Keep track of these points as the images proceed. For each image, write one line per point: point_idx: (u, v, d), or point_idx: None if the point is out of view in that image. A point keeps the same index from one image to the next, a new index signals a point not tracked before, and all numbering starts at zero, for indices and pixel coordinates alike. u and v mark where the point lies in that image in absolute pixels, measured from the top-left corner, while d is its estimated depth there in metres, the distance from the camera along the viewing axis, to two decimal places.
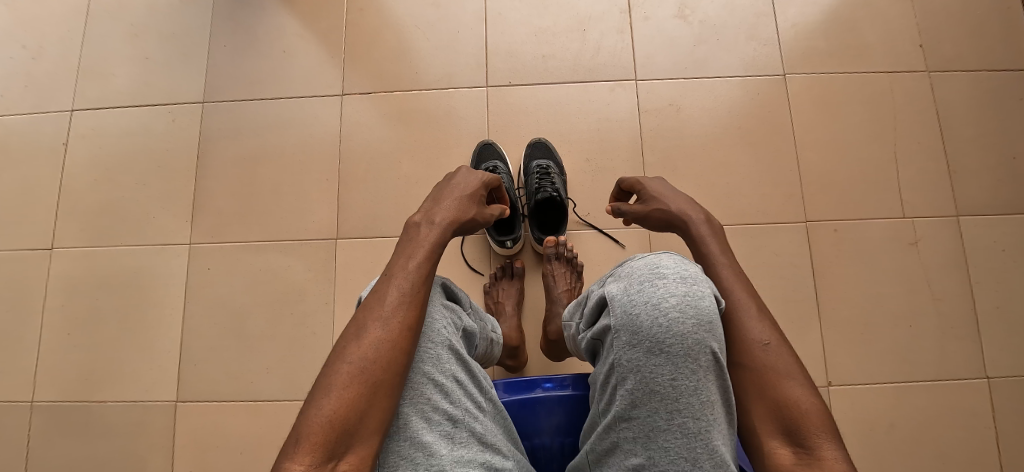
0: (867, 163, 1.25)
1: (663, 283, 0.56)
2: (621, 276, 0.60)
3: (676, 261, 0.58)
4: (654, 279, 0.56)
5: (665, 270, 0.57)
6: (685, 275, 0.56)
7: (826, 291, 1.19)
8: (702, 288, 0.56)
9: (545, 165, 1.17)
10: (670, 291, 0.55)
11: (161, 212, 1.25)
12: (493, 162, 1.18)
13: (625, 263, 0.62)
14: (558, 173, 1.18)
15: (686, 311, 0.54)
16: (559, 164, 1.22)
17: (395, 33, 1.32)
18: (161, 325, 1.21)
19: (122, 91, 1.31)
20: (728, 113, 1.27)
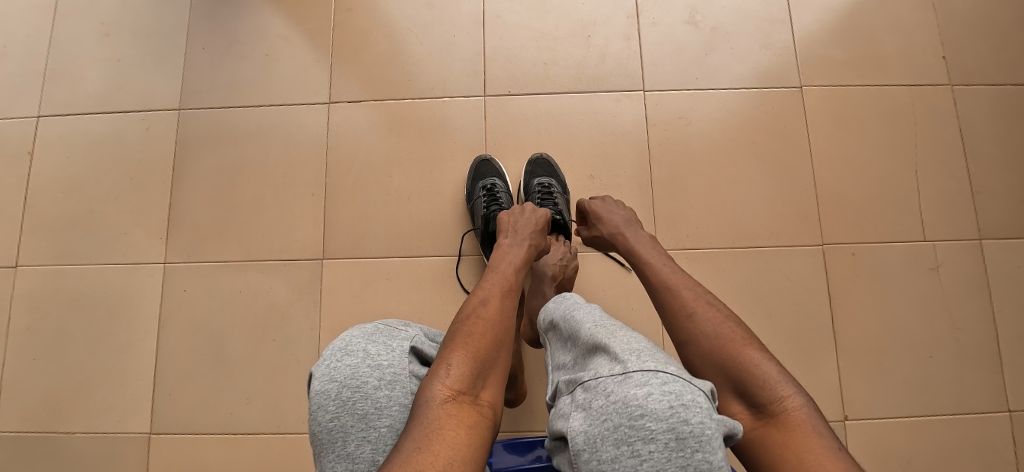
0: (886, 181, 1.18)
1: (648, 455, 0.45)
2: (597, 410, 0.49)
3: (667, 405, 0.46)
4: (637, 441, 0.45)
5: (654, 430, 0.45)
6: (681, 437, 0.45)
7: (843, 318, 1.12)
8: (709, 455, 0.44)
9: (547, 182, 1.11)
10: (656, 466, 0.44)
11: (133, 227, 1.16)
12: (492, 179, 1.12)
13: (605, 382, 0.51)
14: (561, 192, 1.12)
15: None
16: (562, 181, 1.14)
17: (386, 36, 1.23)
18: (133, 350, 1.13)
19: (92, 96, 1.22)
20: (741, 127, 1.19)
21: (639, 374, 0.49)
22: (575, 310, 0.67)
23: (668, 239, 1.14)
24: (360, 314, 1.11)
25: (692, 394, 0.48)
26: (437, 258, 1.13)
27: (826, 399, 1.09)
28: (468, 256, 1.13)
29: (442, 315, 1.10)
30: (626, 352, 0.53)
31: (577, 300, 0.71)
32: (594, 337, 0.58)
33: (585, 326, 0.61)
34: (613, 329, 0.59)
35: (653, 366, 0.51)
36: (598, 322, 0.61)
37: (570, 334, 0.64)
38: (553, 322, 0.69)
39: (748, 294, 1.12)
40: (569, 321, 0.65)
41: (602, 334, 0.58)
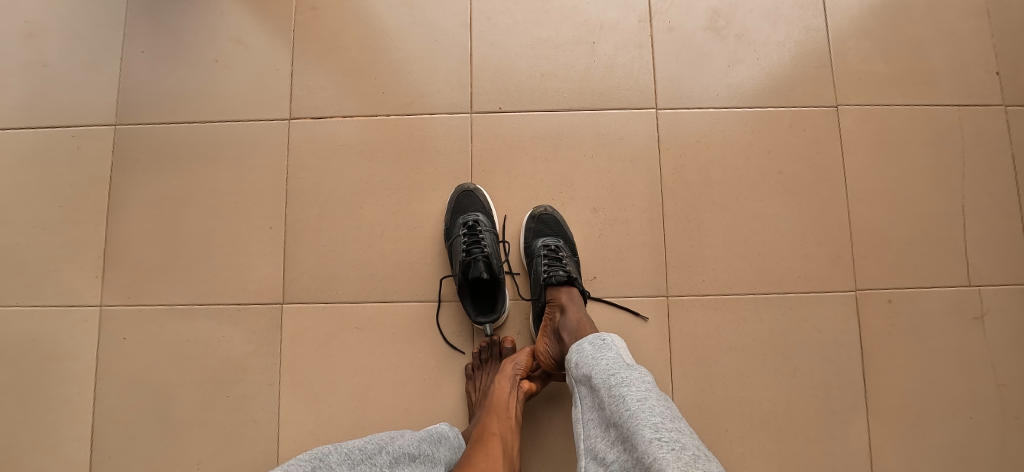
0: (926, 217, 1.05)
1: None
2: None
3: None
4: None
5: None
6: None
7: (873, 375, 1.00)
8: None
9: (553, 243, 0.95)
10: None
11: (64, 264, 1.00)
12: (475, 213, 0.97)
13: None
14: (569, 254, 0.97)
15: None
16: (570, 241, 0.98)
17: (358, 40, 1.05)
18: (63, 408, 0.97)
19: (12, 107, 1.04)
20: (766, 153, 1.04)
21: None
22: (623, 393, 0.62)
23: (680, 282, 1.00)
24: (327, 367, 0.97)
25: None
26: (415, 304, 0.99)
27: (853, 465, 0.97)
28: (449, 301, 0.99)
29: (422, 370, 0.97)
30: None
31: (632, 372, 0.65)
32: (659, 468, 0.52)
33: (647, 437, 0.56)
34: (681, 461, 0.52)
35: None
36: (658, 434, 0.56)
37: (620, 429, 0.60)
38: (597, 394, 0.66)
39: (769, 347, 0.99)
40: (620, 410, 0.61)
41: (670, 467, 0.52)
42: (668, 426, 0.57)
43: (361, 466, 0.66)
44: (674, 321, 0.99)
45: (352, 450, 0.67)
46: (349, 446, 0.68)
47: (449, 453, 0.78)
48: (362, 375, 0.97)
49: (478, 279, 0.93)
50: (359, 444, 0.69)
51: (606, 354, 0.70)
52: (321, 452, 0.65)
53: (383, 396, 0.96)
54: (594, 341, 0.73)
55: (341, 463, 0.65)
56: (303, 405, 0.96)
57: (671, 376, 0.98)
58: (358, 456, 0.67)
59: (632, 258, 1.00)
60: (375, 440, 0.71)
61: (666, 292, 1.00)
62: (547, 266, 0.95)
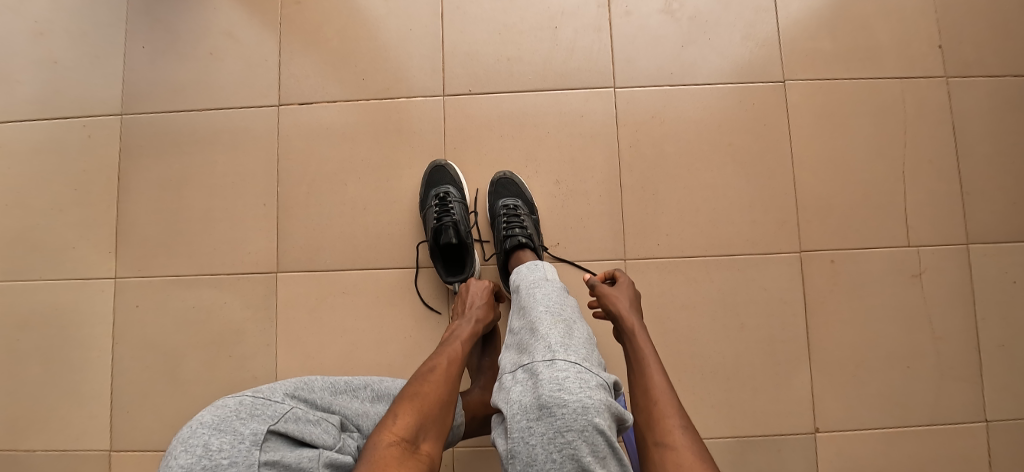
0: (869, 184, 1.12)
1: (562, 416, 0.63)
2: (531, 383, 0.67)
3: (580, 385, 0.65)
4: (554, 405, 0.63)
5: (568, 402, 0.63)
6: (587, 407, 0.63)
7: (816, 330, 1.09)
8: (601, 419, 0.63)
9: (512, 203, 1.05)
10: (568, 425, 0.62)
11: (79, 242, 1.12)
12: (446, 186, 1.07)
13: (540, 366, 0.68)
14: (528, 213, 1.06)
15: (579, 446, 0.62)
16: (528, 200, 1.07)
17: (338, 31, 1.15)
18: (85, 369, 1.09)
19: (27, 102, 1.14)
20: (716, 127, 1.12)
21: (562, 361, 0.67)
22: (534, 288, 0.82)
23: (637, 247, 1.09)
24: (317, 329, 1.08)
25: (595, 378, 0.67)
26: (395, 270, 1.09)
27: (795, 411, 1.07)
28: (426, 268, 1.09)
29: (402, 330, 1.07)
30: (556, 343, 0.70)
31: (547, 281, 0.85)
32: (536, 325, 0.74)
33: (538, 308, 0.77)
34: (553, 320, 0.74)
35: (573, 356, 0.68)
36: (546, 307, 0.77)
37: (525, 307, 0.80)
38: (518, 295, 0.85)
39: (718, 305, 1.08)
40: (528, 298, 0.81)
41: (543, 323, 0.74)
42: (556, 304, 0.78)
43: (342, 394, 0.76)
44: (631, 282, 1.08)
45: (338, 381, 0.78)
46: (337, 378, 0.78)
47: None
48: (349, 335, 1.07)
49: (449, 243, 1.03)
50: (347, 380, 0.79)
51: (536, 272, 0.87)
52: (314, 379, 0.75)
53: (367, 354, 1.07)
54: (529, 266, 0.90)
55: (325, 390, 0.75)
56: (296, 362, 1.07)
57: None
58: (340, 387, 0.77)
59: (593, 226, 1.09)
60: (364, 379, 0.81)
61: (624, 256, 1.09)
62: (506, 223, 1.04)
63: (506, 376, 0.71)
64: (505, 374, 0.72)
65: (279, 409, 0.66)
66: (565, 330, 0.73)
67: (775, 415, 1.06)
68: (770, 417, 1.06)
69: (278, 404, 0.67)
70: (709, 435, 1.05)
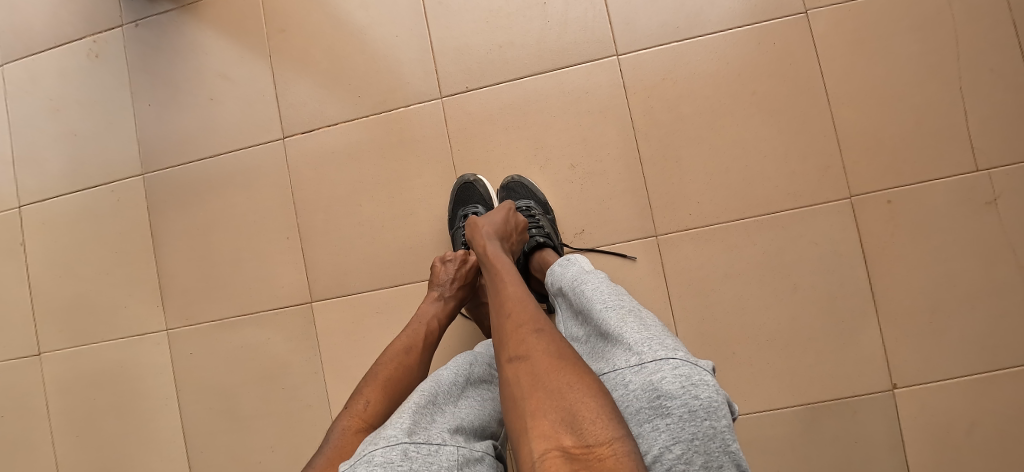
0: (921, 109, 1.00)
1: (665, 427, 0.49)
2: (620, 394, 0.53)
3: (680, 384, 0.50)
4: (655, 417, 0.50)
5: (670, 410, 0.49)
6: (693, 411, 0.48)
7: (879, 279, 0.99)
8: (716, 421, 0.48)
9: (525, 204, 1.00)
10: (674, 436, 0.48)
11: (129, 300, 1.18)
12: (474, 206, 1.03)
13: (626, 372, 0.54)
14: (543, 212, 1.01)
15: (693, 461, 0.47)
16: (542, 201, 1.03)
17: (328, 52, 1.13)
18: (157, 417, 1.16)
19: (58, 177, 1.20)
20: (735, 77, 1.03)
21: (652, 363, 0.52)
22: (580, 283, 0.68)
23: (666, 221, 1.03)
24: (358, 351, 1.09)
25: (698, 371, 0.51)
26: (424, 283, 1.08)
27: (866, 369, 0.99)
28: None
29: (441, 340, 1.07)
30: (637, 341, 0.56)
31: (589, 273, 0.70)
32: (605, 326, 0.59)
33: (596, 304, 0.63)
34: (619, 313, 0.60)
35: (661, 352, 0.53)
36: (607, 302, 0.62)
37: (581, 309, 0.65)
38: (564, 297, 0.71)
39: (765, 268, 1.01)
40: (576, 296, 0.67)
41: (612, 321, 0.59)
42: (614, 295, 0.63)
43: (462, 399, 0.61)
44: (666, 258, 1.02)
45: (448, 385, 0.61)
46: (442, 381, 0.61)
47: None
48: None
49: None
50: (452, 377, 0.63)
51: (571, 266, 0.73)
52: (427, 393, 0.59)
53: None
54: (563, 262, 0.75)
55: (449, 401, 0.59)
56: (344, 386, 1.09)
57: (671, 311, 1.02)
58: (455, 390, 0.61)
59: (616, 206, 1.04)
60: (460, 368, 0.65)
61: (654, 232, 1.03)
62: None
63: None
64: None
65: (450, 456, 0.50)
66: (638, 321, 0.58)
67: (844, 377, 0.99)
68: (839, 379, 0.99)
69: (443, 450, 0.50)
70: (775, 406, 0.99)
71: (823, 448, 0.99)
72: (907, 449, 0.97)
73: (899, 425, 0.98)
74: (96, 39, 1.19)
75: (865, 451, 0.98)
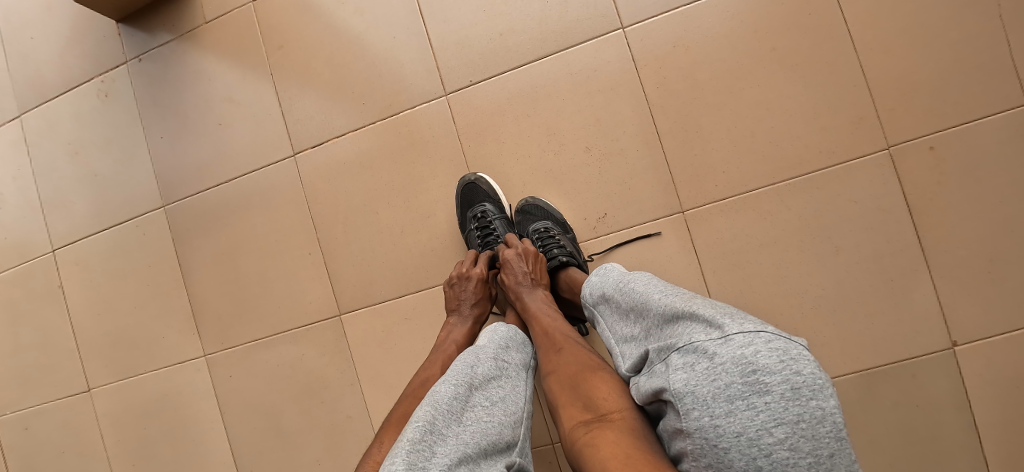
0: (958, 44, 0.92)
1: (764, 407, 0.40)
2: (705, 370, 0.44)
3: (778, 358, 0.41)
4: (751, 395, 0.40)
5: (768, 387, 0.40)
6: (796, 388, 0.39)
7: (929, 232, 0.93)
8: (824, 402, 0.39)
9: (543, 226, 0.98)
10: (775, 418, 0.39)
11: (166, 330, 1.20)
12: (482, 203, 1.01)
13: (706, 346, 0.45)
14: (562, 233, 0.98)
15: (799, 449, 0.38)
16: (559, 220, 1.00)
17: (328, 62, 1.11)
18: (206, 441, 1.18)
19: (86, 218, 1.23)
20: (751, 35, 0.97)
21: (740, 334, 0.43)
22: (631, 285, 0.63)
23: (692, 195, 0.98)
24: (392, 359, 1.08)
25: (795, 346, 0.42)
26: None
27: (923, 328, 0.93)
28: None
29: None
30: (714, 315, 0.47)
31: (639, 275, 0.66)
32: (672, 307, 0.53)
33: (656, 297, 0.57)
34: (686, 298, 0.53)
35: (748, 324, 0.44)
36: (666, 292, 0.57)
37: (638, 307, 0.59)
38: (612, 302, 0.66)
39: (802, 233, 0.95)
40: (629, 296, 0.62)
41: (679, 303, 0.52)
42: (674, 290, 0.58)
43: (466, 413, 0.61)
44: (696, 233, 0.98)
45: (448, 404, 0.61)
46: (441, 401, 0.61)
47: (521, 357, 0.76)
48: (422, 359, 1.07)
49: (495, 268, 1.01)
50: (451, 392, 0.63)
51: (611, 274, 0.70)
52: (427, 418, 0.58)
53: None
54: (599, 273, 0.73)
55: (452, 422, 0.58)
56: (382, 395, 1.09)
57: (707, 288, 0.97)
58: (456, 408, 0.61)
59: (638, 185, 0.99)
60: (460, 378, 0.65)
61: (681, 208, 0.98)
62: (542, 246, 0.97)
63: (658, 372, 0.50)
64: (655, 371, 0.51)
65: None
66: (711, 303, 0.51)
67: (900, 338, 0.93)
68: (893, 342, 0.93)
69: None
70: (828, 375, 0.95)
71: (883, 414, 0.93)
72: (976, 408, 0.91)
73: (965, 384, 0.92)
74: (105, 79, 1.21)
75: (930, 414, 0.92)
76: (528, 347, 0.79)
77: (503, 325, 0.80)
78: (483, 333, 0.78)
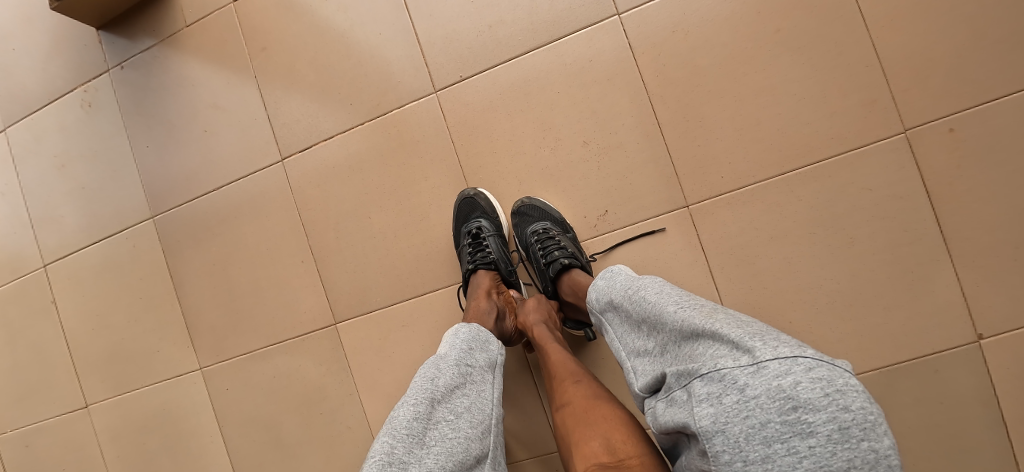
0: (977, 18, 0.86)
1: (809, 452, 0.36)
2: (736, 405, 0.40)
3: (822, 392, 0.37)
4: (793, 437, 0.37)
5: (813, 426, 0.37)
6: (845, 428, 0.36)
7: (949, 219, 0.88)
8: (874, 442, 0.36)
9: (542, 228, 0.94)
10: (822, 463, 0.36)
11: (161, 344, 1.18)
12: (478, 219, 0.97)
13: (735, 375, 0.41)
14: (562, 234, 0.93)
15: None
16: (559, 221, 0.95)
17: (313, 62, 1.07)
18: (206, 455, 1.16)
19: (75, 232, 1.21)
20: (754, 16, 0.91)
21: (775, 362, 0.39)
22: (639, 292, 0.59)
23: (696, 188, 0.93)
24: (389, 367, 1.05)
25: (840, 373, 0.39)
26: (445, 289, 1.03)
27: (945, 321, 0.88)
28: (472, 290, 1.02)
29: None
30: (742, 336, 0.43)
31: (646, 280, 0.61)
32: (689, 322, 0.48)
33: (669, 309, 0.52)
34: (704, 312, 0.49)
35: (784, 348, 0.40)
36: (681, 303, 0.52)
37: (649, 319, 0.55)
38: (621, 311, 0.61)
39: (815, 224, 0.90)
40: (639, 306, 0.57)
41: (697, 318, 0.48)
42: (687, 298, 0.53)
43: (430, 433, 0.60)
44: (701, 229, 0.93)
45: (406, 428, 0.59)
46: (398, 425, 0.59)
47: (485, 355, 0.74)
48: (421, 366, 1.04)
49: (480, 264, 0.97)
50: (411, 413, 0.60)
51: (618, 278, 0.65)
52: (385, 451, 0.56)
53: None
54: (605, 276, 0.68)
55: (415, 447, 0.57)
56: (381, 405, 1.06)
57: (715, 285, 0.93)
58: (416, 430, 0.59)
59: (639, 180, 0.95)
60: (419, 397, 0.63)
61: (685, 203, 0.93)
62: (542, 249, 0.92)
63: (678, 400, 0.46)
64: (673, 397, 0.47)
65: None
66: (733, 319, 0.47)
67: (921, 332, 0.88)
68: (914, 336, 0.88)
69: None
70: None
71: (905, 413, 0.89)
72: (1004, 404, 0.86)
73: (992, 378, 0.86)
74: (87, 89, 1.18)
75: (956, 411, 0.87)
76: (492, 344, 0.77)
77: (464, 326, 0.78)
78: (444, 339, 0.76)
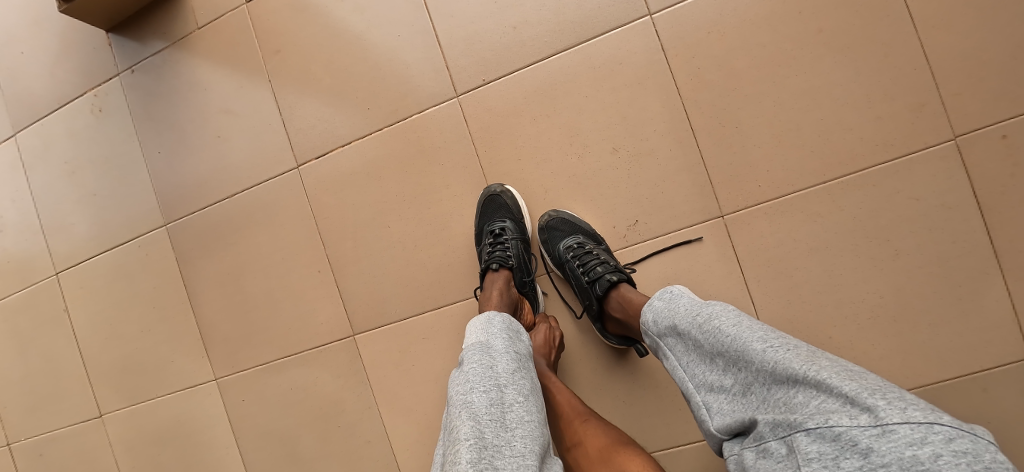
0: None
1: None
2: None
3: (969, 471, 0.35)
4: None
5: None
6: None
7: (1001, 230, 0.83)
8: None
9: (577, 242, 0.90)
10: None
11: (175, 354, 1.15)
12: (501, 219, 0.93)
13: (855, 436, 0.38)
14: (597, 247, 0.90)
15: None
16: (590, 233, 0.92)
17: (329, 65, 1.03)
18: (221, 467, 1.14)
19: (86, 241, 1.18)
20: (795, 16, 0.87)
21: (906, 428, 0.37)
22: (708, 321, 0.56)
23: (732, 197, 0.89)
24: (410, 380, 1.02)
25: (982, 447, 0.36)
26: (466, 301, 1.00)
27: (995, 337, 0.83)
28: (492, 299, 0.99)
29: None
30: (856, 391, 0.41)
31: (713, 306, 0.58)
32: (787, 367, 0.45)
33: (755, 346, 0.49)
34: (803, 356, 0.46)
35: (915, 413, 0.38)
36: (768, 340, 0.49)
37: (727, 353, 0.52)
38: (688, 338, 0.58)
39: (857, 235, 0.86)
40: (711, 337, 0.54)
41: (796, 363, 0.45)
42: (773, 335, 0.50)
43: (508, 415, 0.57)
44: (736, 240, 0.89)
45: (485, 412, 0.56)
46: (477, 410, 0.56)
47: (527, 340, 0.72)
48: (443, 380, 1.01)
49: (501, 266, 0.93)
50: (486, 398, 0.57)
51: (680, 301, 0.62)
52: (476, 435, 0.53)
53: None
54: (665, 296, 0.65)
55: (500, 432, 0.54)
56: (401, 418, 1.03)
57: (750, 298, 0.89)
58: (496, 413, 0.56)
59: (671, 189, 0.91)
60: (486, 381, 0.60)
61: (719, 212, 0.89)
62: (581, 266, 0.89)
63: (774, 452, 0.43)
64: (767, 448, 0.44)
65: None
66: (839, 368, 0.44)
67: (968, 349, 0.84)
68: (961, 352, 0.84)
69: None
70: None
71: None
72: None
73: None
74: (97, 93, 1.15)
75: (1007, 433, 0.82)
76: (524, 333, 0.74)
77: (497, 314, 0.74)
78: (478, 325, 0.72)
